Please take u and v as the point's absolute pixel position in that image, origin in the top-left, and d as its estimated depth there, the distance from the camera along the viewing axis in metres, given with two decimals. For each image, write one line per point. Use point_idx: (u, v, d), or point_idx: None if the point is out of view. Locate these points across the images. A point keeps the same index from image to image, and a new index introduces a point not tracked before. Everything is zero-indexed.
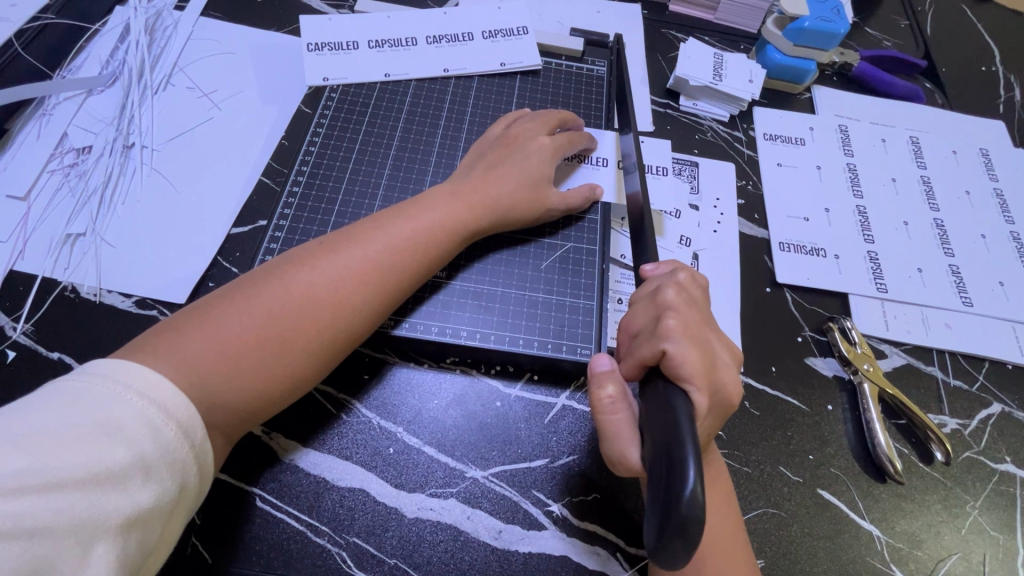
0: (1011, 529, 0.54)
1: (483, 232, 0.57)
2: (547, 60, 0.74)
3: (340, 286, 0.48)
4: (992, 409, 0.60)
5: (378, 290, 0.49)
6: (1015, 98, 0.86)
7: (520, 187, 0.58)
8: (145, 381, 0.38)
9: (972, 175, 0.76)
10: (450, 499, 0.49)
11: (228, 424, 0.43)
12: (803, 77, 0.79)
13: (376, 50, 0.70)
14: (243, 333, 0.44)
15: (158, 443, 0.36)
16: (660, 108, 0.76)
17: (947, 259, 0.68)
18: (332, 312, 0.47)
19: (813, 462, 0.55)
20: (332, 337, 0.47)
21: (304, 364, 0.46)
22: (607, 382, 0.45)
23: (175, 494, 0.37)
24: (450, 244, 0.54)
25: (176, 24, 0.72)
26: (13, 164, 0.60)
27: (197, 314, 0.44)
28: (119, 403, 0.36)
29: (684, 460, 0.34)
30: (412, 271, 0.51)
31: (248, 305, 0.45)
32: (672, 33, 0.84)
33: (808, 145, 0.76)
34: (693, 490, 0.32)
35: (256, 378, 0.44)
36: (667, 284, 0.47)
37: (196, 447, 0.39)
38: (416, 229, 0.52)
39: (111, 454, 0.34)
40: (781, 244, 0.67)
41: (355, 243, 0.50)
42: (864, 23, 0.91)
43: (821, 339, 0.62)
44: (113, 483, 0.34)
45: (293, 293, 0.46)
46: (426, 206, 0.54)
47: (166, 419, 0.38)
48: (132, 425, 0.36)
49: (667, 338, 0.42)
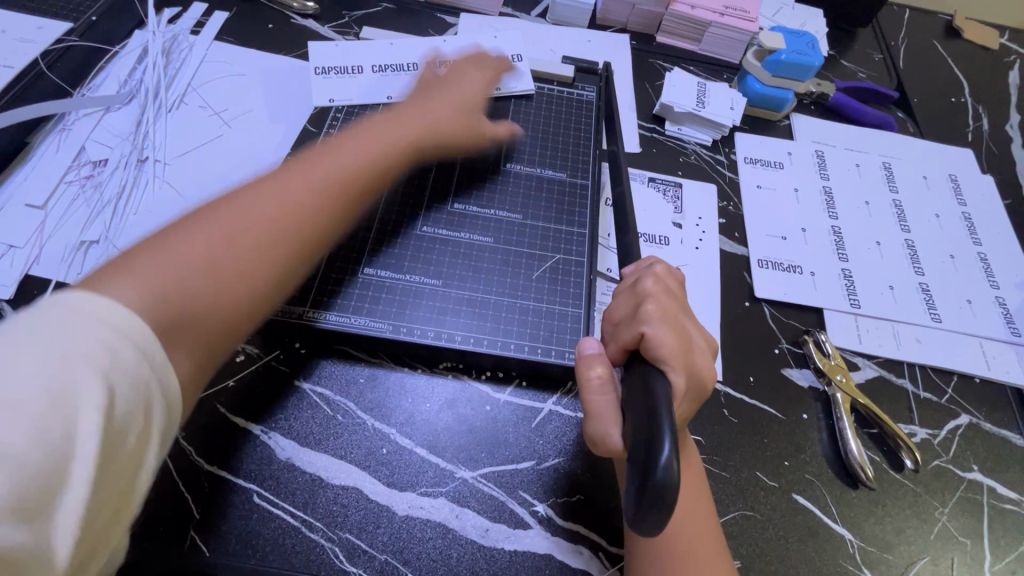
0: (978, 535, 0.56)
1: (430, 139, 0.64)
2: (540, 85, 0.78)
3: (292, 206, 0.50)
4: (960, 420, 0.63)
5: (332, 170, 0.54)
6: (982, 128, 0.92)
7: (453, 110, 0.67)
8: (93, 303, 0.34)
9: (942, 199, 0.80)
10: (440, 498, 0.52)
11: (198, 340, 0.41)
12: (782, 105, 0.84)
13: (379, 74, 0.74)
14: (199, 251, 0.43)
15: (116, 364, 0.33)
16: (646, 132, 0.81)
17: (918, 277, 0.72)
18: (289, 207, 0.50)
19: (788, 468, 0.57)
20: (302, 206, 0.50)
21: (269, 272, 0.47)
22: (596, 363, 0.47)
23: (141, 419, 0.34)
24: (394, 158, 0.60)
25: (191, 47, 0.76)
26: (32, 175, 0.64)
27: (145, 245, 0.43)
28: (66, 327, 0.33)
29: (660, 436, 0.36)
30: (365, 168, 0.56)
31: (208, 230, 0.45)
32: (659, 62, 0.89)
33: (786, 169, 0.80)
34: (668, 459, 0.35)
35: (222, 288, 0.43)
36: (644, 275, 0.50)
37: (159, 368, 0.35)
38: (361, 146, 0.58)
39: (64, 383, 0.31)
40: (760, 261, 0.71)
41: (302, 171, 0.53)
42: (841, 56, 0.97)
43: (797, 351, 0.65)
44: (62, 407, 0.30)
45: (247, 215, 0.47)
46: (362, 134, 0.60)
47: (127, 340, 0.34)
48: (83, 348, 0.32)
49: (646, 321, 0.45)
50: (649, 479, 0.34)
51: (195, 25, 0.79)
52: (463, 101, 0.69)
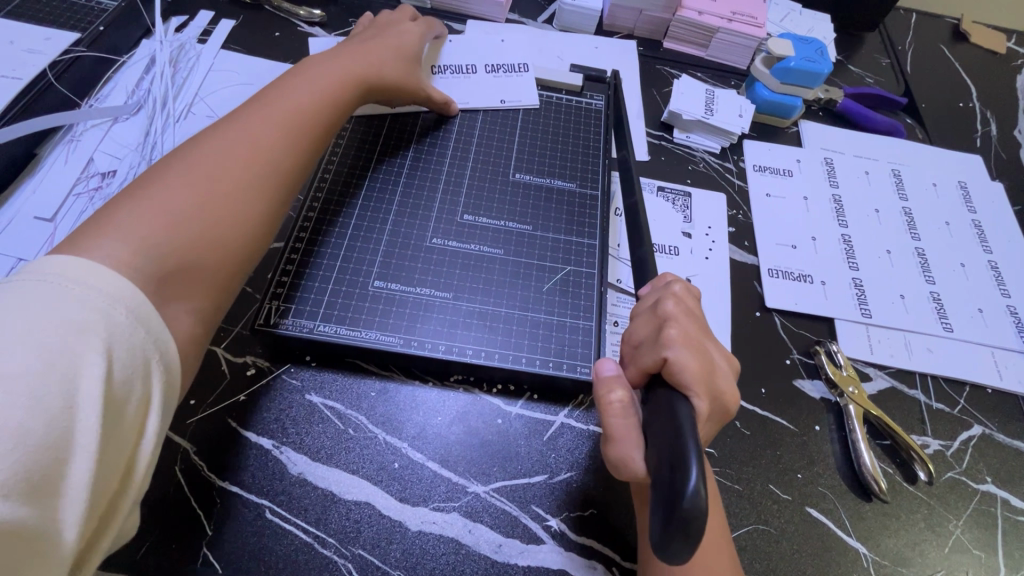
0: (993, 548, 0.56)
1: (375, 84, 0.65)
2: (547, 93, 0.78)
3: (246, 146, 0.52)
4: (973, 431, 0.63)
5: (290, 119, 0.55)
6: (991, 133, 0.91)
7: (389, 54, 0.68)
8: (87, 270, 0.38)
9: (951, 206, 0.80)
10: (453, 512, 0.51)
11: (195, 284, 0.45)
12: (790, 112, 0.83)
13: None
14: (175, 200, 0.45)
15: (111, 329, 0.36)
16: (654, 140, 0.80)
17: (929, 286, 0.72)
18: (250, 155, 0.51)
19: (801, 481, 0.57)
20: (265, 151, 0.52)
21: (246, 209, 0.49)
22: (616, 386, 0.47)
23: (140, 384, 0.37)
24: (351, 88, 0.62)
25: (198, 56, 0.76)
26: (41, 187, 0.63)
27: (112, 204, 0.45)
28: (62, 297, 0.36)
29: (687, 460, 0.36)
30: (320, 106, 0.58)
31: (171, 181, 0.47)
32: (667, 69, 0.89)
33: (795, 176, 0.80)
34: (696, 484, 0.34)
35: (207, 231, 0.46)
36: (665, 296, 0.50)
37: (154, 332, 0.38)
38: (308, 86, 0.59)
39: (60, 342, 0.34)
40: (770, 271, 0.70)
41: (250, 116, 0.54)
42: (848, 61, 0.96)
43: (808, 361, 0.65)
44: (65, 373, 0.33)
45: (207, 162, 0.49)
46: (306, 71, 0.61)
47: (116, 304, 0.37)
48: (83, 316, 0.35)
49: (669, 346, 0.45)
50: (678, 505, 0.34)
51: (202, 34, 0.79)
52: (402, 50, 0.70)
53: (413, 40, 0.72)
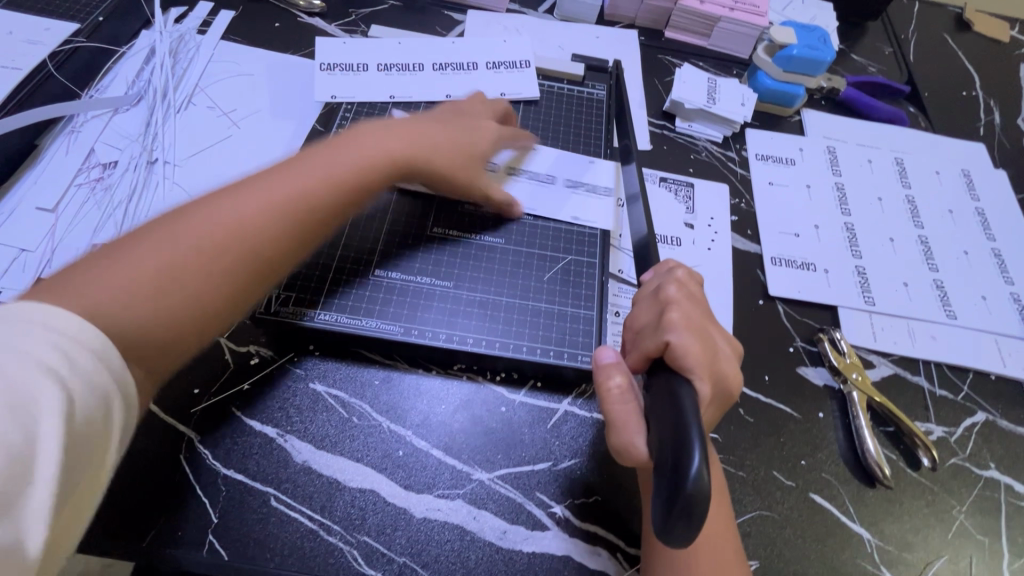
0: (996, 533, 0.56)
1: (417, 169, 0.59)
2: (549, 83, 0.78)
3: (252, 212, 0.47)
4: (977, 417, 0.63)
5: (307, 188, 0.50)
6: (994, 121, 0.91)
7: (446, 148, 0.61)
8: (47, 312, 0.35)
9: (954, 194, 0.79)
10: (457, 499, 0.51)
11: (150, 353, 0.41)
12: (793, 101, 0.83)
13: (385, 73, 0.74)
14: (149, 266, 0.42)
15: (74, 369, 0.34)
16: (656, 130, 0.80)
17: (932, 274, 0.71)
18: (251, 226, 0.46)
19: (805, 467, 0.57)
20: (270, 220, 0.48)
21: (222, 284, 0.45)
22: (615, 373, 0.47)
23: (104, 422, 0.35)
24: (392, 153, 0.56)
25: (198, 47, 0.76)
26: (43, 178, 0.63)
27: (100, 253, 0.43)
28: (22, 334, 0.33)
29: (689, 443, 0.36)
30: (347, 173, 0.52)
31: (160, 238, 0.44)
32: (668, 58, 0.88)
33: (798, 165, 0.79)
34: (698, 467, 0.34)
35: (171, 304, 0.42)
36: (668, 281, 0.50)
37: (119, 373, 0.36)
38: (345, 153, 0.54)
39: (15, 381, 0.32)
40: (773, 259, 0.70)
41: (273, 177, 0.50)
42: (850, 50, 0.96)
43: (812, 349, 0.65)
44: (22, 413, 0.31)
45: (204, 225, 0.45)
46: (349, 143, 0.55)
47: (76, 346, 0.35)
48: (44, 356, 0.33)
49: (672, 329, 0.45)
50: (680, 488, 0.34)
51: (202, 24, 0.79)
52: (465, 146, 0.62)
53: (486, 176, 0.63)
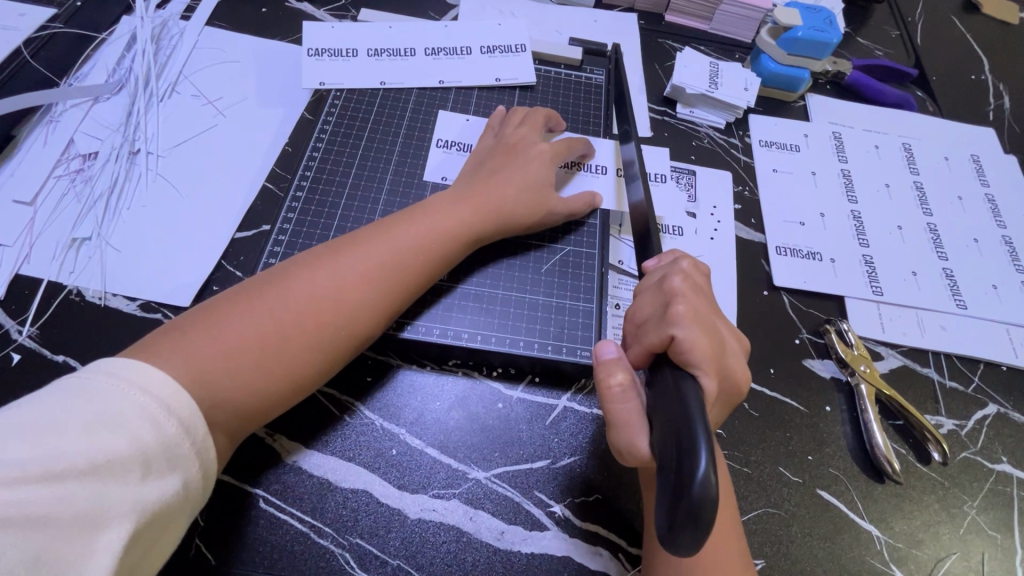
0: (1008, 529, 0.55)
1: (495, 223, 0.57)
2: (546, 69, 0.75)
3: (341, 287, 0.49)
4: (988, 410, 0.61)
5: (390, 265, 0.51)
6: (1004, 106, 0.88)
7: (522, 192, 0.59)
8: (151, 377, 0.39)
9: (964, 181, 0.77)
10: (452, 500, 0.50)
11: (232, 424, 0.43)
12: (797, 86, 0.80)
13: (375, 58, 0.71)
14: (245, 339, 0.44)
15: (159, 439, 0.37)
16: (657, 116, 0.77)
17: (942, 262, 0.69)
18: (338, 300, 0.48)
19: (812, 463, 0.55)
20: (357, 294, 0.49)
21: (308, 359, 0.46)
22: (616, 370, 0.45)
23: (178, 491, 0.37)
24: (472, 219, 0.56)
25: (182, 33, 0.73)
26: (20, 170, 0.61)
27: (199, 316, 0.45)
28: (120, 398, 0.37)
29: (695, 447, 0.34)
30: (428, 246, 0.53)
31: (254, 308, 0.46)
32: (668, 43, 0.85)
33: (802, 152, 0.77)
34: (706, 471, 0.32)
35: (257, 377, 0.44)
36: (671, 272, 0.48)
37: (199, 445, 0.39)
38: (429, 224, 0.54)
39: (111, 445, 0.35)
40: (778, 248, 0.68)
41: (364, 250, 0.51)
42: (856, 33, 0.93)
43: (818, 341, 0.63)
44: (113, 475, 0.34)
45: (297, 297, 0.47)
46: (432, 209, 0.56)
47: (167, 414, 0.38)
48: (135, 424, 0.36)
49: (676, 322, 0.43)
50: (687, 492, 0.32)
51: (185, 10, 0.76)
52: (537, 187, 0.60)
53: (558, 208, 0.60)
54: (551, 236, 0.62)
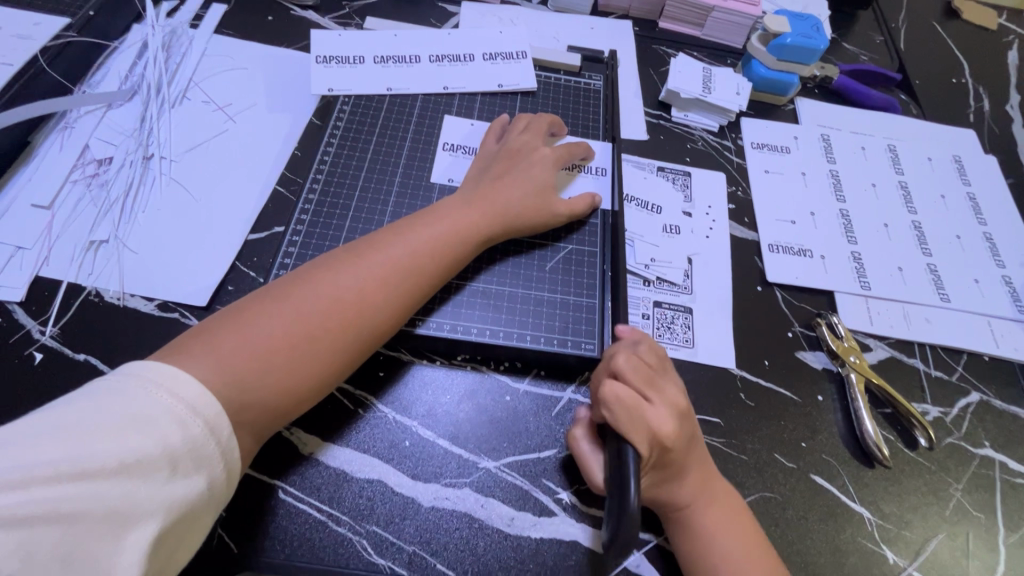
0: (992, 509, 0.57)
1: (503, 225, 0.59)
2: (545, 74, 0.77)
3: (360, 290, 0.51)
4: (972, 398, 0.64)
5: (408, 267, 0.53)
6: (984, 108, 0.92)
7: (526, 196, 0.61)
8: (179, 380, 0.41)
9: (946, 180, 0.81)
10: (464, 488, 0.52)
11: (259, 422, 0.45)
12: (787, 89, 0.84)
13: (381, 65, 0.73)
14: (273, 339, 0.46)
15: (186, 438, 0.39)
16: (652, 120, 0.80)
17: (926, 258, 0.73)
18: (359, 301, 0.50)
19: (806, 449, 0.58)
20: (376, 295, 0.51)
21: (332, 359, 0.49)
22: (576, 415, 0.53)
23: (203, 489, 0.39)
24: (481, 222, 0.58)
25: (191, 41, 0.75)
26: (37, 175, 0.63)
27: (226, 319, 0.47)
28: (147, 400, 0.39)
29: (625, 487, 0.41)
30: (441, 249, 0.55)
31: (280, 310, 0.48)
32: (662, 48, 0.88)
33: (793, 153, 0.80)
34: (632, 509, 0.40)
35: (284, 376, 0.46)
36: (624, 328, 0.56)
37: (223, 444, 0.41)
38: (442, 227, 0.56)
39: (140, 444, 0.36)
40: (770, 246, 0.71)
41: (381, 254, 0.53)
42: (843, 39, 0.97)
43: (810, 334, 0.66)
44: (142, 474, 0.36)
45: (320, 299, 0.49)
46: (443, 212, 0.58)
47: (193, 415, 0.40)
48: (162, 425, 0.38)
49: (614, 376, 0.50)
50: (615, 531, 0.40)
51: (194, 18, 0.78)
52: (541, 190, 0.62)
53: (561, 210, 0.62)
54: (556, 238, 0.64)
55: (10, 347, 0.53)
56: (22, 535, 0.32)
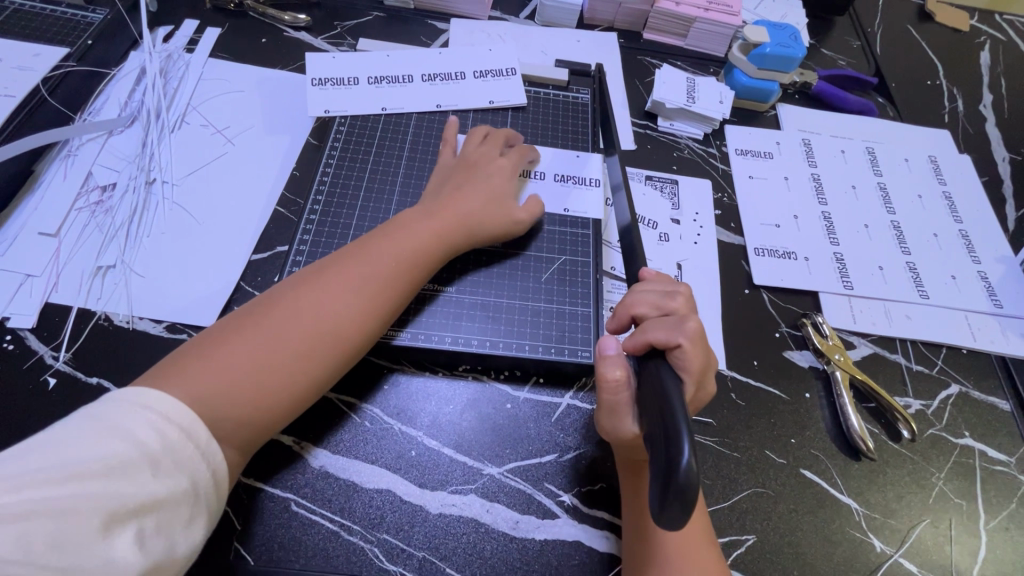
0: (973, 496, 0.60)
1: (464, 236, 0.61)
2: (534, 89, 0.80)
3: (325, 305, 0.53)
4: (951, 390, 0.67)
5: (370, 279, 0.55)
6: (958, 109, 0.95)
7: (484, 204, 0.63)
8: (156, 397, 0.42)
9: (923, 180, 0.84)
10: (470, 494, 0.54)
11: (239, 435, 0.47)
12: (769, 96, 0.86)
13: (375, 85, 0.76)
14: (242, 359, 0.48)
15: (164, 443, 0.41)
16: (639, 130, 0.83)
17: (905, 256, 0.76)
18: (325, 317, 0.52)
19: (795, 445, 0.61)
20: (341, 309, 0.53)
21: (303, 373, 0.50)
22: (617, 367, 0.50)
23: (187, 489, 0.41)
24: (441, 232, 0.60)
25: (188, 65, 0.77)
26: (42, 204, 0.64)
27: (197, 344, 0.49)
28: (126, 411, 0.41)
29: (681, 436, 0.38)
30: (403, 260, 0.57)
31: (249, 331, 0.50)
32: (647, 59, 0.91)
33: (775, 158, 0.83)
34: (690, 460, 0.37)
35: (256, 392, 0.48)
36: (675, 292, 0.54)
37: (202, 447, 0.43)
38: (403, 241, 0.58)
39: (122, 449, 0.39)
40: (757, 250, 0.74)
41: (344, 269, 0.55)
42: (821, 45, 1.00)
43: (796, 334, 0.68)
44: (126, 475, 0.38)
45: (287, 318, 0.51)
46: (405, 227, 0.60)
47: (171, 423, 0.42)
48: (140, 432, 0.40)
49: (683, 332, 0.48)
50: (674, 476, 0.36)
51: (189, 43, 0.80)
52: (496, 196, 0.65)
53: (523, 218, 0.65)
54: (522, 241, 0.67)
55: (23, 373, 0.55)
56: (18, 531, 0.34)
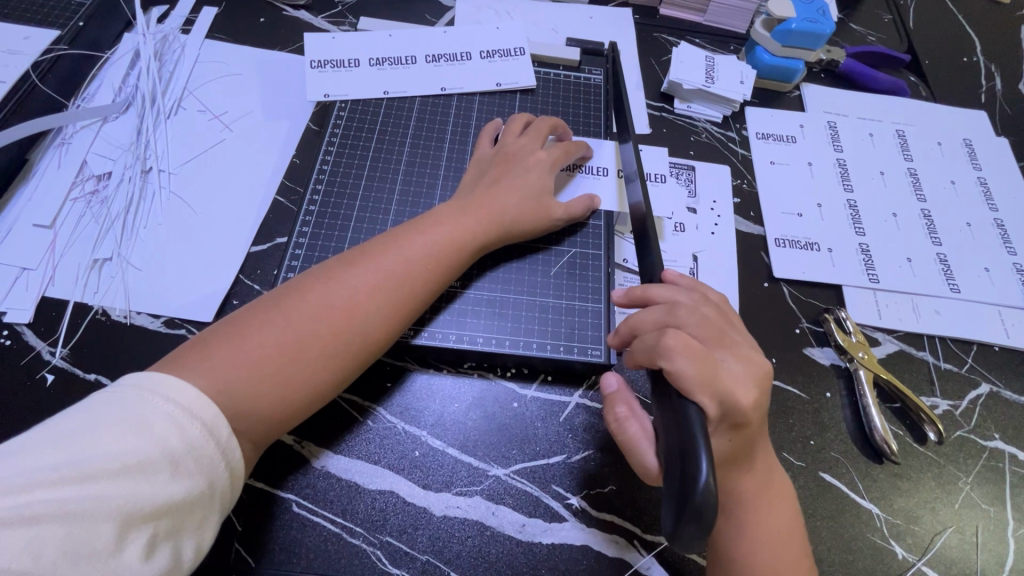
0: (1001, 501, 0.58)
1: (496, 233, 0.59)
2: (544, 70, 0.76)
3: (352, 299, 0.50)
4: (981, 389, 0.63)
5: (399, 275, 0.53)
6: (996, 88, 0.90)
7: (524, 199, 0.61)
8: (178, 388, 0.40)
9: (956, 165, 0.79)
10: (475, 496, 0.52)
11: (257, 430, 0.45)
12: (792, 76, 0.82)
13: (377, 68, 0.72)
14: (266, 350, 0.46)
15: (185, 441, 0.39)
16: (655, 112, 0.79)
17: (935, 247, 0.71)
18: (351, 311, 0.50)
19: (814, 447, 0.58)
20: (368, 305, 0.51)
21: (326, 369, 0.48)
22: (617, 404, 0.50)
23: (204, 490, 0.39)
24: (476, 228, 0.58)
25: (184, 47, 0.74)
26: (36, 195, 0.62)
27: (221, 329, 0.47)
28: (147, 406, 0.39)
29: (698, 456, 0.37)
30: (433, 256, 0.55)
31: (274, 320, 0.48)
32: (663, 36, 0.86)
33: (798, 142, 0.78)
34: (708, 479, 0.35)
35: (278, 385, 0.46)
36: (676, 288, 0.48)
37: (223, 444, 0.41)
38: (435, 234, 0.56)
39: (140, 447, 0.37)
40: (777, 240, 0.70)
41: (372, 262, 0.53)
42: (849, 19, 0.94)
43: (818, 329, 0.65)
44: (144, 474, 0.36)
45: (313, 309, 0.49)
46: (437, 220, 0.57)
47: (191, 418, 0.40)
48: (161, 428, 0.38)
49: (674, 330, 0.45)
50: (690, 498, 0.35)
51: (185, 23, 0.77)
52: (537, 192, 0.62)
53: (559, 214, 0.62)
54: (553, 238, 0.64)
55: (21, 369, 0.54)
56: (29, 534, 0.32)
